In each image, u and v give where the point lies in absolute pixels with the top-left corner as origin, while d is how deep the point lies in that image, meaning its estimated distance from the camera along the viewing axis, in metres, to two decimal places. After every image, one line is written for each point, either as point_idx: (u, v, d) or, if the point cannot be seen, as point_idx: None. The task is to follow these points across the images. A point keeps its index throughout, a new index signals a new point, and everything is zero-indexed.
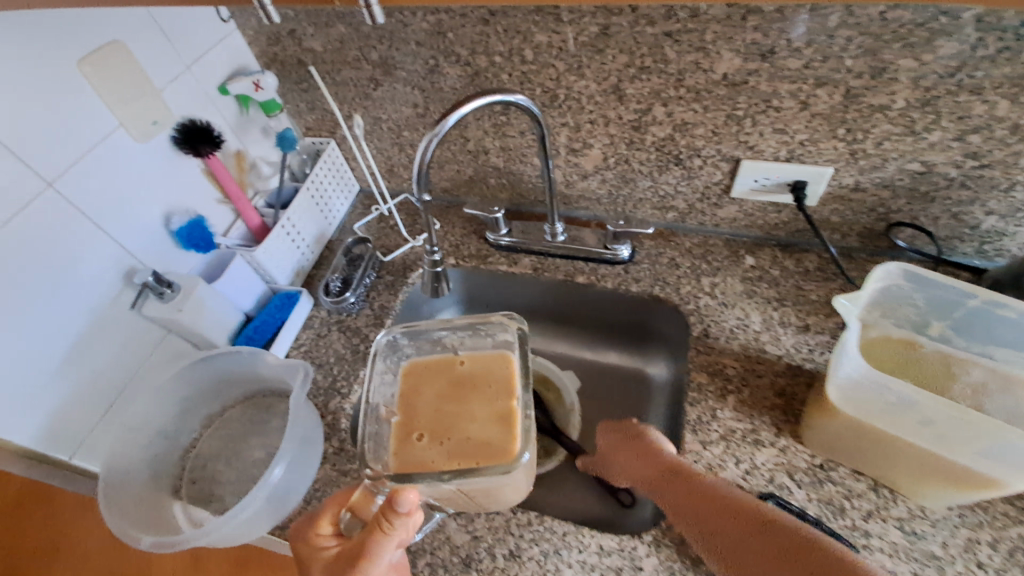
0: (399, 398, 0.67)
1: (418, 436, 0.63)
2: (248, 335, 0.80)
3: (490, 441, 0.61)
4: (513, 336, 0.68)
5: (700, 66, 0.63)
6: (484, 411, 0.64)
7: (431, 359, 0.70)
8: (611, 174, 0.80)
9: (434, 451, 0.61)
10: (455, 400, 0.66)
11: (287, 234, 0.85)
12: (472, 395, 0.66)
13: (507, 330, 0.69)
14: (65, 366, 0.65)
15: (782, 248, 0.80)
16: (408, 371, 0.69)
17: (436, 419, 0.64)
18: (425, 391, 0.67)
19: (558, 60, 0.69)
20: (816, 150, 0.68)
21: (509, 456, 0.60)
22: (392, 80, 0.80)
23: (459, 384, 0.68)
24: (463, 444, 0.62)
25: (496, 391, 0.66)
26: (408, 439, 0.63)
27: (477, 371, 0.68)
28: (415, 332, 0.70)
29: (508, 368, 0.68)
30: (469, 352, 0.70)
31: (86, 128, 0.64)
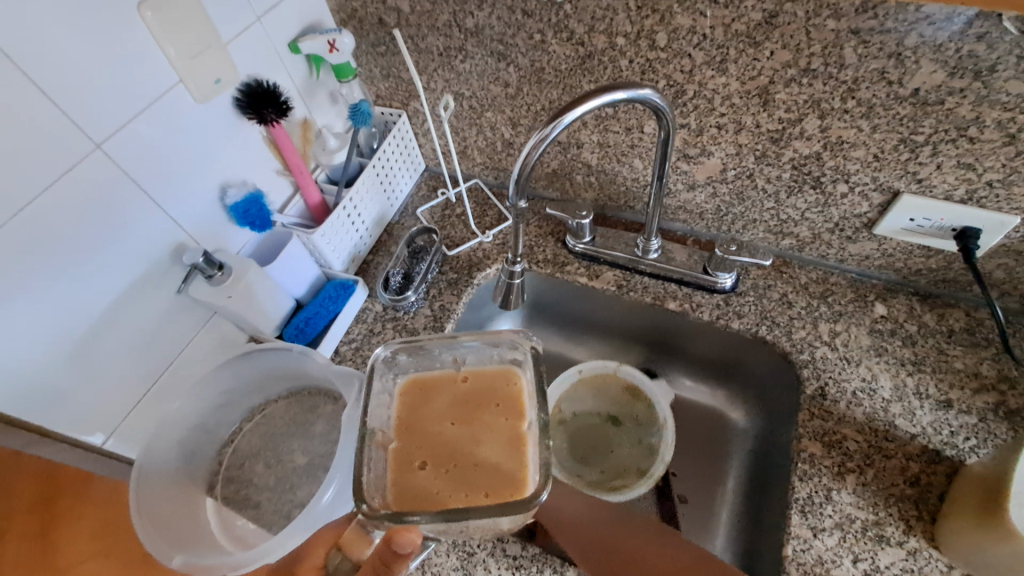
0: (394, 420, 0.49)
1: (417, 465, 0.46)
2: (298, 327, 0.73)
3: (498, 473, 0.45)
4: (524, 355, 0.51)
5: (885, 77, 0.52)
6: (496, 435, 0.48)
7: (432, 375, 0.52)
8: (725, 188, 0.68)
9: (438, 483, 0.45)
10: (460, 424, 0.49)
11: (347, 216, 0.77)
12: (483, 420, 0.49)
13: (517, 350, 0.52)
14: (106, 347, 0.59)
15: (921, 298, 0.68)
16: (406, 391, 0.51)
17: (438, 443, 0.47)
18: (423, 413, 0.50)
19: (697, 50, 0.57)
20: (1006, 193, 0.55)
21: (519, 492, 0.44)
22: (485, 52, 0.69)
23: (465, 403, 0.50)
24: (468, 474, 0.45)
25: (506, 415, 0.49)
26: (404, 469, 0.46)
27: (487, 388, 0.51)
28: (416, 342, 0.52)
29: (520, 387, 0.50)
30: (474, 366, 0.52)
31: (144, 82, 0.56)
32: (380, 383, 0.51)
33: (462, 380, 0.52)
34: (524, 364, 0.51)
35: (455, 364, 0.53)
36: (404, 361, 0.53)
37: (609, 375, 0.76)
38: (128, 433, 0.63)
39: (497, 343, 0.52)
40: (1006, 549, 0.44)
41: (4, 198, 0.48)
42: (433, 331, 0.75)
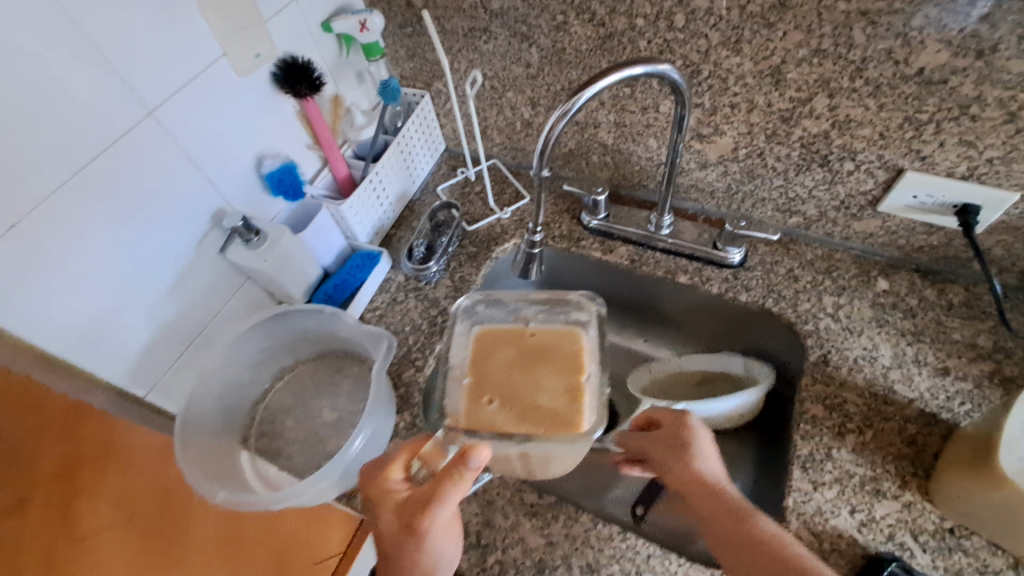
0: (467, 361, 0.53)
1: (487, 400, 0.49)
2: (327, 293, 0.77)
3: (556, 417, 0.48)
4: (588, 317, 0.55)
5: (892, 56, 0.55)
6: (556, 383, 0.50)
7: (503, 327, 0.55)
8: (736, 167, 0.72)
9: (501, 417, 0.48)
10: (527, 371, 0.52)
11: (373, 189, 0.81)
12: (546, 370, 0.51)
13: (582, 311, 0.55)
14: (153, 303, 0.63)
15: (922, 274, 0.71)
16: (479, 340, 0.55)
17: (505, 385, 0.50)
18: (493, 358, 0.53)
19: (713, 31, 0.60)
20: (1005, 170, 0.58)
21: (577, 429, 0.47)
22: (509, 33, 0.72)
23: (531, 354, 0.53)
24: (528, 414, 0.48)
25: (567, 367, 0.51)
26: (473, 403, 0.49)
27: (553, 344, 0.53)
28: (497, 299, 0.57)
29: (581, 344, 0.53)
30: (542, 323, 0.55)
31: (191, 54, 0.60)
32: (460, 325, 0.55)
33: (529, 335, 0.55)
34: (590, 324, 0.54)
35: (524, 321, 0.56)
36: (482, 312, 0.57)
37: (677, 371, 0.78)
38: (168, 387, 0.67)
39: (565, 303, 0.56)
40: (988, 492, 0.49)
41: (66, 157, 0.51)
42: (454, 299, 0.78)
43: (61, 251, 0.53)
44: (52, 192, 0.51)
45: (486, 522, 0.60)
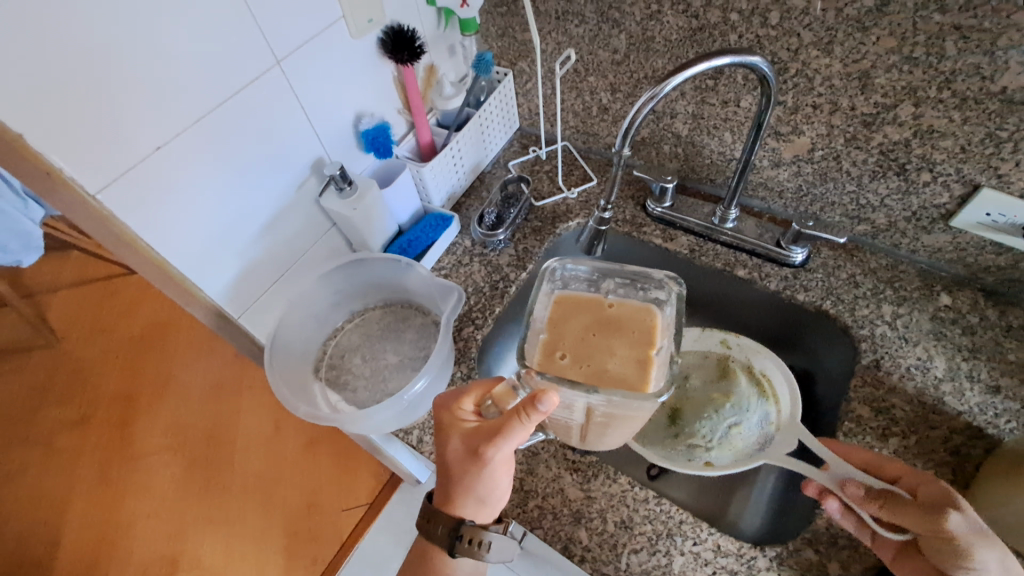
0: (546, 318, 0.57)
1: (559, 355, 0.53)
2: (401, 247, 0.83)
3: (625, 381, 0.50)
4: (667, 297, 0.58)
5: (980, 71, 0.55)
6: (627, 350, 0.53)
7: (582, 294, 0.59)
8: (810, 168, 0.73)
9: (573, 373, 0.51)
10: (603, 338, 0.54)
11: (452, 156, 0.86)
12: (622, 339, 0.54)
13: (662, 291, 0.59)
14: (255, 235, 0.70)
15: (987, 295, 0.71)
16: (560, 301, 0.58)
17: (578, 344, 0.54)
18: (572, 321, 0.56)
19: (806, 31, 0.62)
20: None
21: (644, 390, 0.50)
22: (602, 19, 0.76)
23: (606, 322, 0.55)
24: (597, 374, 0.51)
25: (641, 339, 0.54)
26: (547, 357, 0.53)
27: (629, 316, 0.56)
28: (582, 268, 0.62)
29: (655, 320, 0.55)
30: (621, 297, 0.59)
31: (316, 13, 0.66)
32: (544, 285, 0.60)
33: (608, 305, 0.57)
34: (667, 302, 0.58)
35: (603, 293, 0.61)
36: (566, 277, 0.62)
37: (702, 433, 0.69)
38: (255, 314, 0.75)
39: (647, 279, 0.60)
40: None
41: (209, 92, 0.59)
42: (516, 268, 0.83)
43: (195, 176, 0.60)
44: (196, 121, 0.58)
45: (530, 470, 0.65)
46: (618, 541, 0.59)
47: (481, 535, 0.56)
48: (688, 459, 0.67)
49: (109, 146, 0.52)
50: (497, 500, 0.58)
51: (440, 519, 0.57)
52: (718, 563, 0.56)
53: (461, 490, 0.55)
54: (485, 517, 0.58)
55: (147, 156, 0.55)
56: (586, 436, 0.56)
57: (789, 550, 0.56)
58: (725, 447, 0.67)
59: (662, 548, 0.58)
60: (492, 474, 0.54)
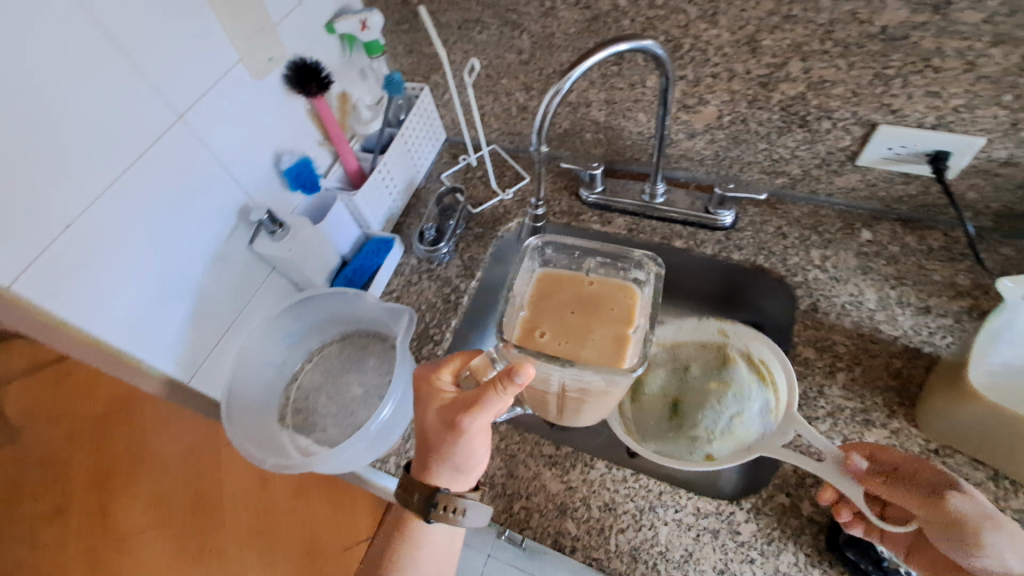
0: (530, 296, 0.59)
1: (539, 333, 0.54)
2: (348, 277, 0.83)
3: (600, 357, 0.52)
4: (647, 276, 0.58)
5: (856, 17, 0.58)
6: (606, 328, 0.54)
7: (563, 274, 0.60)
8: (722, 134, 0.76)
9: (553, 348, 0.53)
10: (584, 316, 0.56)
11: (382, 180, 0.86)
12: (601, 315, 0.56)
13: (642, 270, 0.59)
14: (190, 295, 0.68)
15: (903, 223, 0.75)
16: (542, 281, 0.60)
17: (560, 322, 0.56)
18: (555, 298, 0.58)
19: (690, 6, 0.64)
20: (971, 118, 0.61)
21: (619, 365, 0.51)
22: (502, 22, 0.77)
23: (587, 300, 0.57)
24: (575, 350, 0.53)
25: (619, 318, 0.55)
26: (528, 333, 0.55)
27: (608, 296, 0.57)
28: (567, 247, 0.63)
29: (634, 300, 0.57)
30: (601, 276, 0.60)
31: (211, 60, 0.65)
32: (527, 262, 0.61)
33: (589, 283, 0.59)
34: (646, 283, 0.58)
35: (584, 271, 0.61)
36: (549, 255, 0.62)
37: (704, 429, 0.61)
38: (207, 374, 0.73)
39: (627, 259, 0.60)
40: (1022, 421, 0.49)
41: (113, 160, 0.57)
42: (466, 277, 0.84)
43: (113, 247, 0.58)
44: (103, 192, 0.56)
45: (510, 473, 0.65)
46: (605, 525, 0.60)
47: (455, 503, 0.57)
48: (690, 450, 0.60)
49: (12, 236, 0.50)
50: (473, 469, 0.58)
51: (415, 488, 0.58)
52: (701, 525, 0.58)
53: (436, 461, 0.55)
54: (459, 487, 0.58)
55: (57, 238, 0.53)
56: (562, 412, 0.58)
57: (763, 499, 0.59)
58: (727, 438, 0.60)
59: (647, 522, 0.59)
60: (468, 444, 0.54)
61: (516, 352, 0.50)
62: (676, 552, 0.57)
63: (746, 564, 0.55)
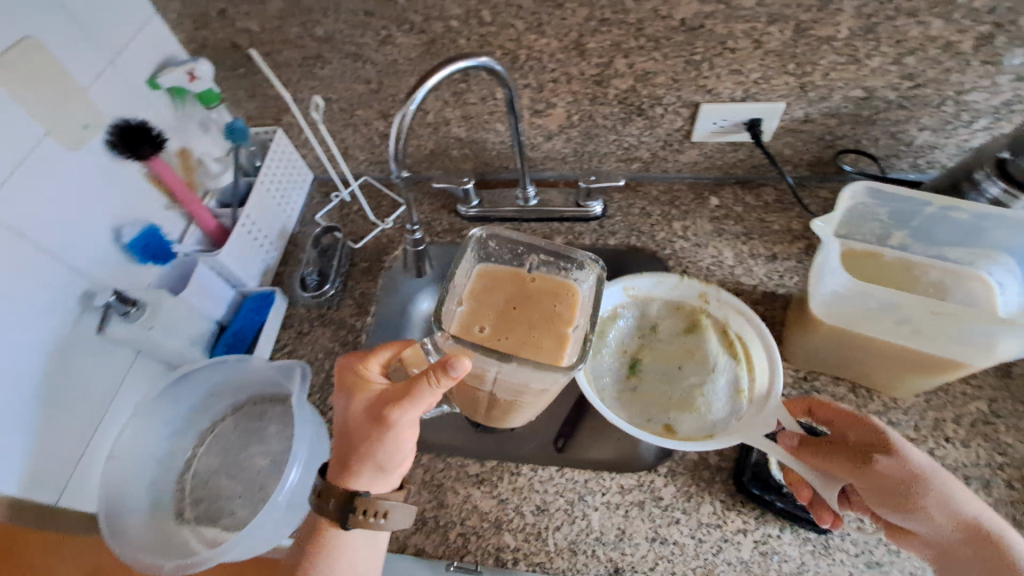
0: (471, 291, 0.58)
1: (479, 328, 0.55)
2: (228, 344, 0.77)
3: (536, 353, 0.53)
4: (587, 275, 0.58)
5: (658, 14, 0.65)
6: (545, 325, 0.55)
7: (505, 271, 0.60)
8: (575, 132, 0.81)
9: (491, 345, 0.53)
10: (524, 312, 0.56)
11: (248, 233, 0.81)
12: (541, 312, 0.56)
13: (585, 268, 0.58)
14: (34, 405, 0.60)
15: (741, 185, 0.85)
16: (482, 277, 0.59)
17: (500, 319, 0.56)
18: (496, 296, 0.58)
19: (517, 20, 0.68)
20: (769, 87, 0.71)
21: (558, 362, 0.52)
22: (341, 55, 0.76)
23: (530, 298, 0.57)
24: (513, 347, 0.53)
25: (560, 314, 0.56)
26: (468, 331, 0.55)
27: (550, 291, 0.58)
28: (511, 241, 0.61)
29: (575, 296, 0.57)
30: (544, 275, 0.59)
31: (8, 139, 0.57)
32: (468, 255, 0.59)
33: (530, 281, 0.59)
34: (586, 282, 0.58)
35: (527, 267, 0.60)
36: (492, 249, 0.61)
37: (668, 401, 0.65)
38: (78, 488, 0.65)
39: (570, 258, 0.59)
40: (893, 344, 0.57)
41: None
42: (359, 315, 0.81)
43: None
44: None
45: (439, 504, 0.64)
46: (540, 528, 0.60)
47: (378, 506, 0.53)
48: (648, 416, 0.64)
49: None
50: (397, 469, 0.55)
51: (331, 493, 0.53)
52: (627, 501, 0.61)
53: (359, 460, 0.52)
54: (381, 490, 0.55)
55: None
56: (493, 411, 0.59)
57: (677, 460, 0.63)
58: (687, 407, 0.64)
59: (580, 513, 0.61)
60: (397, 440, 0.52)
61: (452, 342, 0.50)
62: (610, 534, 0.59)
63: (674, 526, 0.59)
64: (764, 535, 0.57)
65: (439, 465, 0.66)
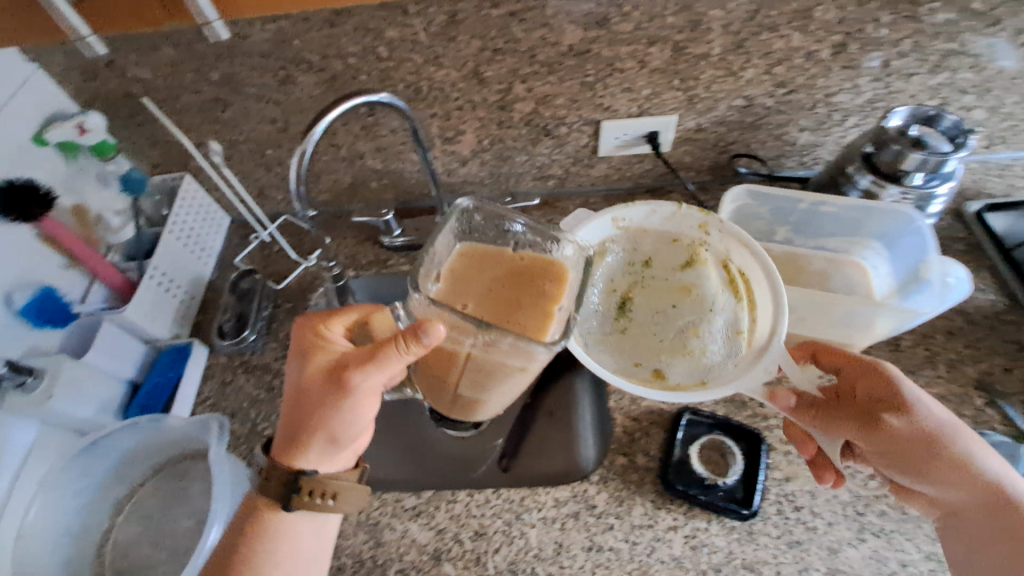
0: (453, 264, 0.53)
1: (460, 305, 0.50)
2: (141, 405, 0.73)
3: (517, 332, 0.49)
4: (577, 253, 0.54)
5: (547, 41, 0.68)
6: (531, 303, 0.50)
7: (489, 245, 0.54)
8: (489, 155, 0.84)
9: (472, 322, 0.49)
10: (511, 290, 0.51)
11: (157, 284, 0.78)
12: (527, 289, 0.51)
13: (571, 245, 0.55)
14: None
15: (651, 193, 0.90)
16: (465, 251, 0.54)
17: (484, 296, 0.51)
18: (480, 271, 0.53)
19: (414, 54, 0.69)
20: (660, 101, 0.75)
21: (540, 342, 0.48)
22: (241, 97, 0.75)
23: (517, 275, 0.52)
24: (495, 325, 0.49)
25: (547, 291, 0.51)
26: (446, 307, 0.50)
27: (539, 268, 0.53)
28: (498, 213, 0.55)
29: (564, 274, 0.52)
30: (531, 251, 0.54)
31: None
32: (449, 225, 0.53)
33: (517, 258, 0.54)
34: (573, 261, 0.54)
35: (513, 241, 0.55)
36: (477, 221, 0.55)
37: (661, 344, 0.65)
38: None
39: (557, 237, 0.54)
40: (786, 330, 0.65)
41: None
42: (285, 357, 0.79)
43: None
44: None
45: (377, 542, 0.62)
46: (479, 553, 0.61)
47: (324, 486, 0.52)
48: (637, 360, 0.65)
49: None
50: (350, 443, 0.54)
51: (278, 470, 0.52)
52: (562, 514, 0.62)
53: (314, 429, 0.51)
54: (329, 469, 0.54)
55: None
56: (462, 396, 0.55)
57: (608, 466, 0.64)
58: (682, 350, 0.65)
59: (517, 532, 0.62)
60: (354, 407, 0.51)
61: (427, 304, 0.47)
62: (548, 549, 0.60)
63: (608, 532, 0.60)
64: (693, 529, 0.59)
65: (374, 502, 0.65)
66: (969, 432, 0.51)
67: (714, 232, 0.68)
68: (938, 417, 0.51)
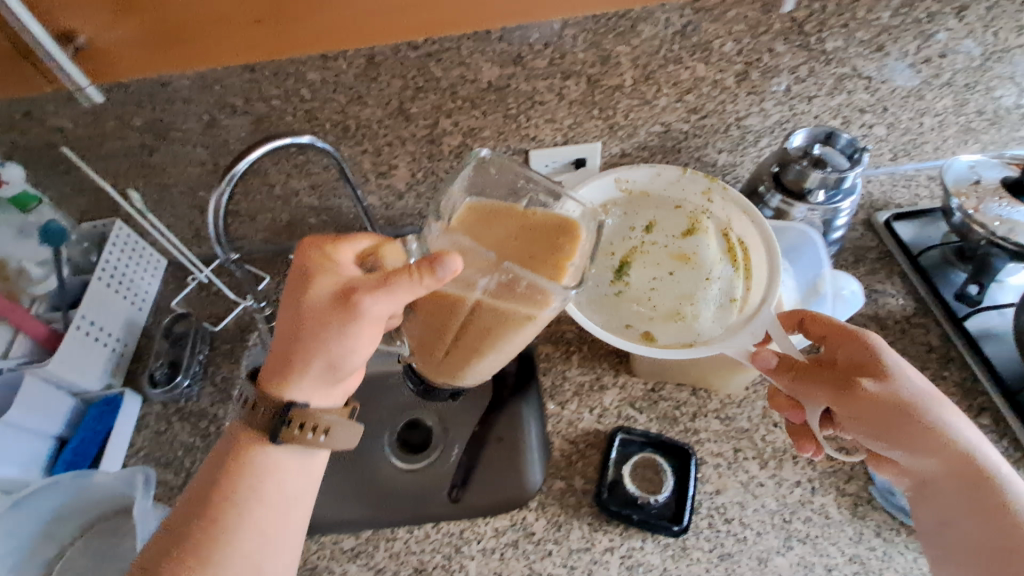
0: (465, 215, 0.50)
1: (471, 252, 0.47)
2: (69, 460, 0.71)
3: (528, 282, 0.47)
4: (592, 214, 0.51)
5: (466, 79, 0.71)
6: (542, 256, 0.48)
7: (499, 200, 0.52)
8: (424, 187, 0.83)
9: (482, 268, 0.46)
10: (522, 244, 0.48)
11: (86, 334, 0.76)
12: (537, 244, 0.48)
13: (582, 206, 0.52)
14: None
15: None
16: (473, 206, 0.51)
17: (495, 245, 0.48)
18: (492, 223, 0.50)
19: (338, 94, 0.71)
20: (582, 130, 0.77)
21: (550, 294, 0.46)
22: (168, 142, 0.75)
23: (528, 230, 0.49)
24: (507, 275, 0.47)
25: (560, 246, 0.48)
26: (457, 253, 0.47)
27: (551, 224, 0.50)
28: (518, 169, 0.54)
29: (578, 232, 0.49)
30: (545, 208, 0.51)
31: None
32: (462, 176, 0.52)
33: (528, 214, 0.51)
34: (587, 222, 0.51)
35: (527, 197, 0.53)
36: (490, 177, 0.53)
37: (652, 309, 0.67)
38: None
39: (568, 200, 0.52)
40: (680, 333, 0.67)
41: None
42: (223, 402, 0.78)
43: None
44: None
45: None
46: None
47: (318, 420, 0.49)
48: (627, 322, 0.67)
49: None
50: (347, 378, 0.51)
51: (266, 397, 0.49)
52: (501, 544, 0.62)
53: (308, 355, 0.48)
54: (320, 403, 0.51)
55: None
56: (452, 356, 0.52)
57: (546, 492, 0.65)
58: (670, 313, 0.66)
59: (457, 565, 0.62)
60: (358, 336, 0.47)
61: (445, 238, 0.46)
62: None
63: (547, 558, 0.61)
64: (628, 548, 0.61)
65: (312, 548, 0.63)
66: (944, 403, 0.53)
67: (716, 199, 0.71)
68: (915, 387, 0.52)
